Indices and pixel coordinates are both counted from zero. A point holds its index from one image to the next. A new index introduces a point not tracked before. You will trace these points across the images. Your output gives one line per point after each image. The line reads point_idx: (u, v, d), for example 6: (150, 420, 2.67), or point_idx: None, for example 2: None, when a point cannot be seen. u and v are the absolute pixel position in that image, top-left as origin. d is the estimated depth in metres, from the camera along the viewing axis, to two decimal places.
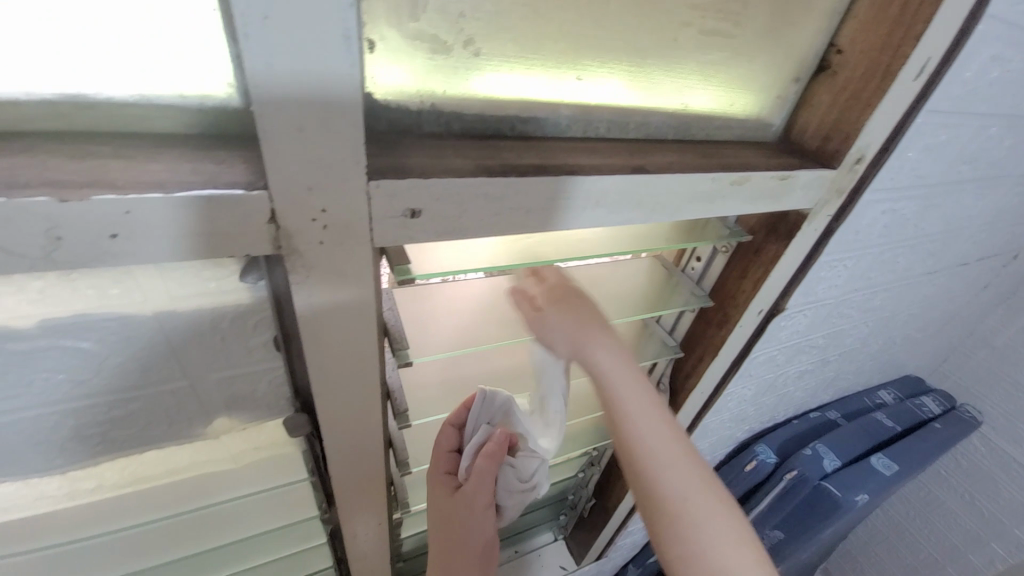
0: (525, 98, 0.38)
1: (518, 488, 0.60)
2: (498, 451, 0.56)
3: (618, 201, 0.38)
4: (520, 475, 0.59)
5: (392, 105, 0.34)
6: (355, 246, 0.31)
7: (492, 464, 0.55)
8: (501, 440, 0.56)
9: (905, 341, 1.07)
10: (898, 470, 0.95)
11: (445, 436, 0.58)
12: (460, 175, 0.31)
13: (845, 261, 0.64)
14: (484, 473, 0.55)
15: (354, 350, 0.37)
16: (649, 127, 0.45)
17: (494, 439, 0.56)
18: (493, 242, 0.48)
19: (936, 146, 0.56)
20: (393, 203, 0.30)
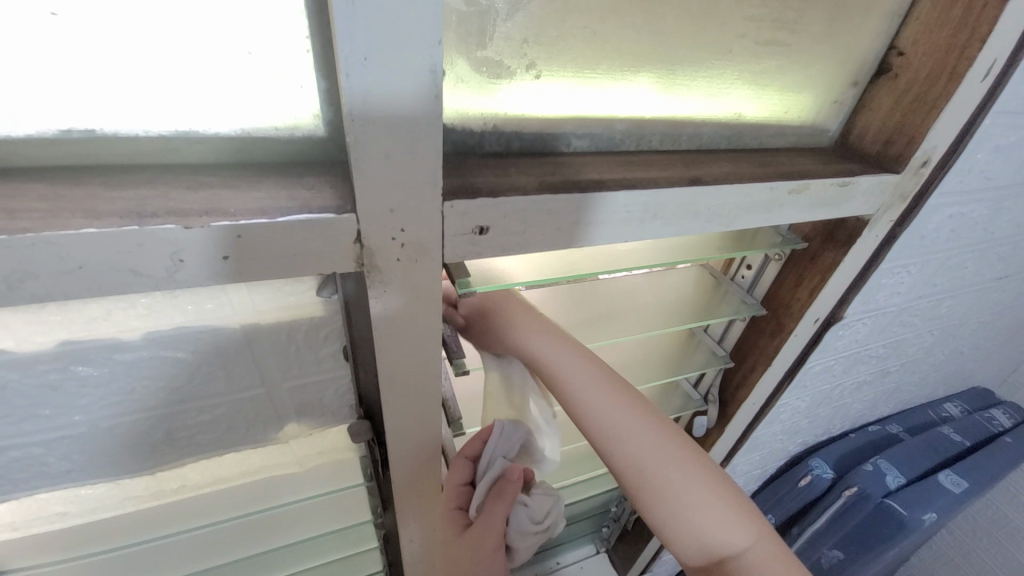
0: (582, 115, 0.39)
1: (533, 532, 0.54)
2: (509, 487, 0.53)
3: (675, 213, 0.39)
4: (533, 517, 0.55)
5: (458, 128, 0.36)
6: (427, 262, 0.33)
7: (502, 498, 0.52)
8: (515, 475, 0.53)
9: (974, 350, 1.01)
10: (969, 488, 0.89)
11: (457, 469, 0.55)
12: (525, 193, 0.33)
13: (907, 268, 0.62)
14: (496, 510, 0.52)
15: (421, 360, 0.39)
16: (701, 138, 0.45)
17: (506, 473, 0.53)
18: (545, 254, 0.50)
19: (1009, 146, 0.53)
20: (464, 221, 0.31)
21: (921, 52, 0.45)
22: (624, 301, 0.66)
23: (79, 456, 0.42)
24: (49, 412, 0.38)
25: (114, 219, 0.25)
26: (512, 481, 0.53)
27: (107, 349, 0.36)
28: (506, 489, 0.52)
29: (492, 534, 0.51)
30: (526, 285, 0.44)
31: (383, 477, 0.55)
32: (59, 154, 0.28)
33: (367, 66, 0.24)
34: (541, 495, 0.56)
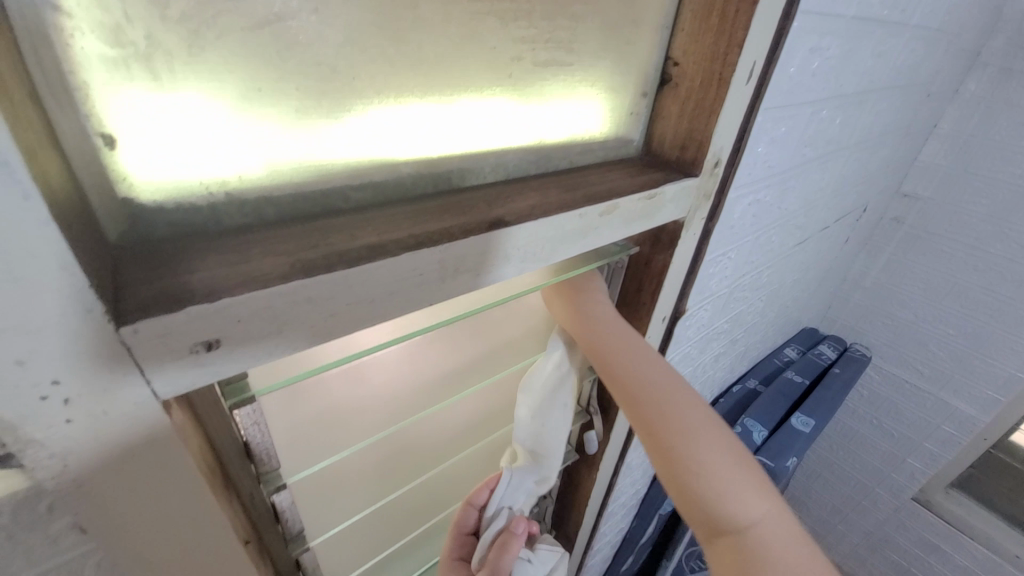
0: (352, 162, 0.32)
1: None
2: (511, 540, 0.54)
3: (483, 261, 0.34)
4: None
5: (170, 206, 0.27)
6: (132, 409, 0.23)
7: (504, 551, 0.53)
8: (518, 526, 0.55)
9: (796, 301, 1.16)
10: (815, 424, 1.02)
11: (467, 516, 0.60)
12: (265, 284, 0.25)
13: (728, 254, 0.67)
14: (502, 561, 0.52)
15: (183, 522, 0.28)
16: (507, 167, 0.42)
17: (511, 523, 0.55)
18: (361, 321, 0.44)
19: (781, 135, 0.59)
20: (172, 343, 0.22)
21: (691, 61, 0.46)
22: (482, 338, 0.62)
23: None
24: None
25: None
26: (515, 534, 0.54)
27: None
28: (508, 540, 0.53)
29: None
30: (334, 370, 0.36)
31: None
32: None
33: None
34: (547, 551, 0.58)
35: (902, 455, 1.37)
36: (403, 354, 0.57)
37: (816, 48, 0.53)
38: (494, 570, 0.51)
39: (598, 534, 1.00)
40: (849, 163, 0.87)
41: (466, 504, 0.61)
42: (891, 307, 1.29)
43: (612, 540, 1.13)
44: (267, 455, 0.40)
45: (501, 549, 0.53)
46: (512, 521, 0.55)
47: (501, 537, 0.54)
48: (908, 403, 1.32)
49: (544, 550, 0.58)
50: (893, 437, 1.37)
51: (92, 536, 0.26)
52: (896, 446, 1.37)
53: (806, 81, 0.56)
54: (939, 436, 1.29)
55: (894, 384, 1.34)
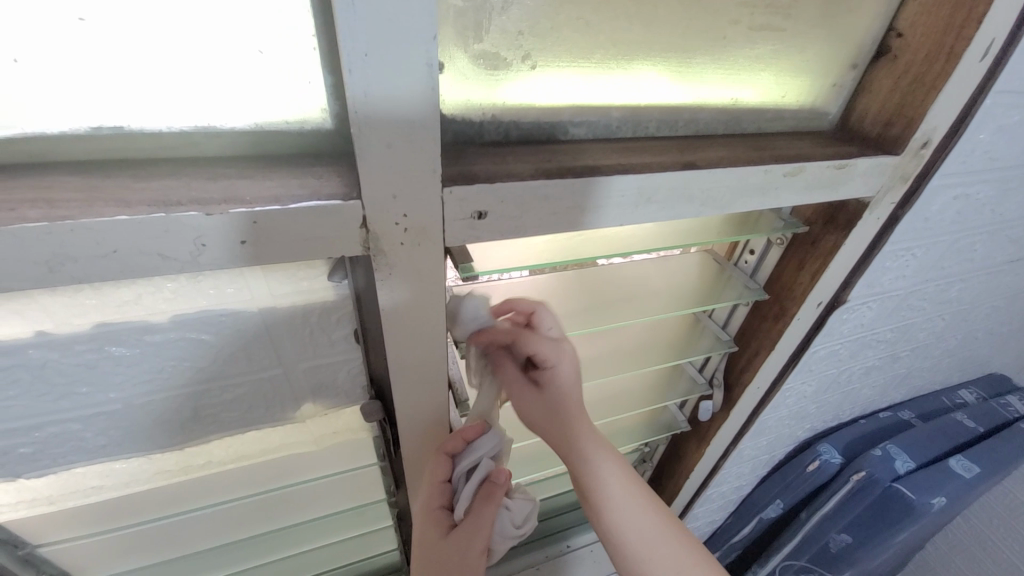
0: (575, 102, 0.41)
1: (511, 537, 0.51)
2: (498, 490, 0.50)
3: (670, 197, 0.40)
4: (515, 522, 0.51)
5: (458, 118, 0.37)
6: (430, 247, 0.34)
7: (490, 504, 0.49)
8: (503, 476, 0.50)
9: (989, 335, 0.99)
10: (980, 472, 0.89)
11: (441, 465, 0.50)
12: (522, 178, 0.34)
13: (912, 251, 0.62)
14: (486, 512, 0.49)
15: (427, 336, 0.41)
16: (698, 123, 0.46)
17: (495, 474, 0.50)
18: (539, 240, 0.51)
19: (1014, 125, 0.52)
20: (463, 205, 0.33)
21: (919, 32, 0.45)
22: (628, 287, 0.67)
23: (111, 431, 0.45)
24: (87, 388, 0.41)
25: (143, 207, 0.27)
26: (501, 483, 0.50)
27: (136, 330, 0.39)
28: (494, 492, 0.49)
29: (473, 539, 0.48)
30: (527, 269, 0.45)
31: (394, 455, 0.58)
32: (94, 149, 0.31)
33: (368, 61, 0.26)
34: (522, 500, 0.52)
35: None
36: (551, 282, 0.66)
37: None
38: (487, 521, 0.49)
39: (688, 514, 1.01)
40: None
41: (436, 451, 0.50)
42: None
43: (701, 528, 1.12)
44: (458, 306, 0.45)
45: (488, 499, 0.49)
46: (494, 472, 0.50)
47: (488, 488, 0.49)
48: None
49: (521, 498, 0.53)
50: None
51: (382, 329, 0.39)
52: None
53: None
54: None
55: None
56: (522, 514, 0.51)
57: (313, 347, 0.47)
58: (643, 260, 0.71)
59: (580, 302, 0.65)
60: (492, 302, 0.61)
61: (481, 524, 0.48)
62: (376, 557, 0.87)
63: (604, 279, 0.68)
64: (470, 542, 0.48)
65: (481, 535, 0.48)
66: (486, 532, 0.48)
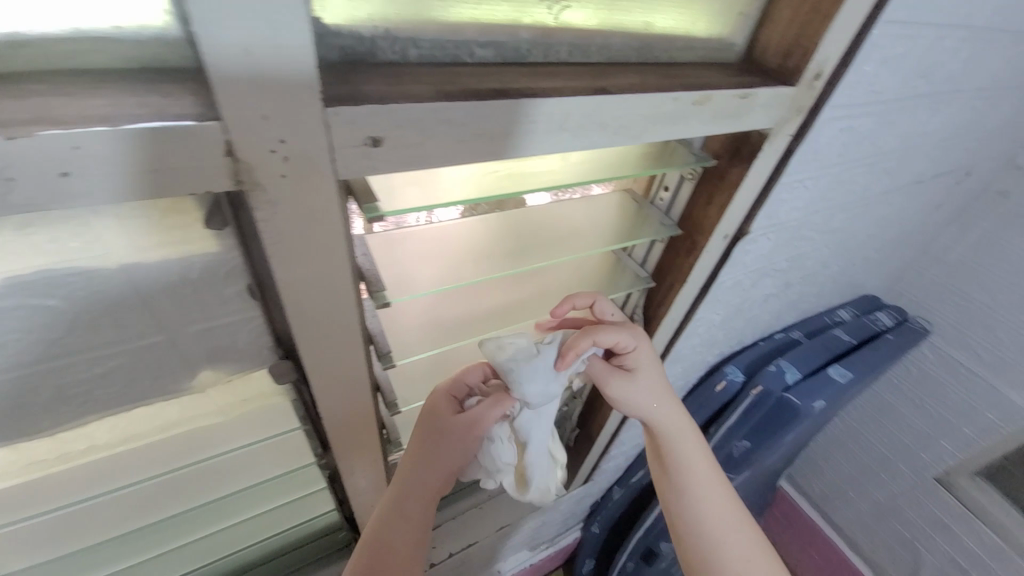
0: (481, 19, 0.37)
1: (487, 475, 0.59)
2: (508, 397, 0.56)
3: (582, 124, 0.38)
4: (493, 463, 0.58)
5: (343, 31, 0.32)
6: (319, 180, 0.30)
7: (498, 402, 0.56)
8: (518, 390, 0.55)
9: (864, 261, 1.13)
10: (852, 376, 1.03)
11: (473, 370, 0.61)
12: (420, 100, 0.31)
13: (805, 183, 0.66)
14: (490, 407, 0.56)
15: (327, 285, 0.37)
16: (611, 49, 0.44)
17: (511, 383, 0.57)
18: (459, 178, 0.48)
19: (894, 58, 0.56)
20: (352, 130, 0.29)
21: None
22: (552, 228, 0.67)
23: None
24: None
25: None
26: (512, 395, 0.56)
27: None
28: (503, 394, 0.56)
29: (476, 422, 0.56)
30: (441, 207, 0.43)
31: (314, 416, 0.55)
32: None
33: None
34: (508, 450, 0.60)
35: (936, 436, 1.36)
36: (476, 225, 0.64)
37: None
38: (485, 418, 0.56)
39: (616, 440, 1.09)
40: (963, 112, 0.81)
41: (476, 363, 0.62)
42: (966, 286, 1.23)
43: (627, 450, 1.23)
44: (493, 364, 0.56)
45: (495, 402, 0.56)
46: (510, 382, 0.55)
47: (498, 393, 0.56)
48: (957, 384, 1.29)
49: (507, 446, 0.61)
50: (933, 417, 1.36)
51: (277, 280, 0.35)
52: (932, 425, 1.37)
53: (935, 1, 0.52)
54: (979, 423, 1.27)
55: (949, 365, 1.30)
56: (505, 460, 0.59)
57: (203, 309, 0.41)
58: (569, 200, 0.71)
59: (502, 245, 0.64)
60: (415, 248, 0.60)
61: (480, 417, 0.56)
62: (314, 521, 0.85)
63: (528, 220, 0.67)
64: (472, 423, 0.56)
65: (479, 428, 0.56)
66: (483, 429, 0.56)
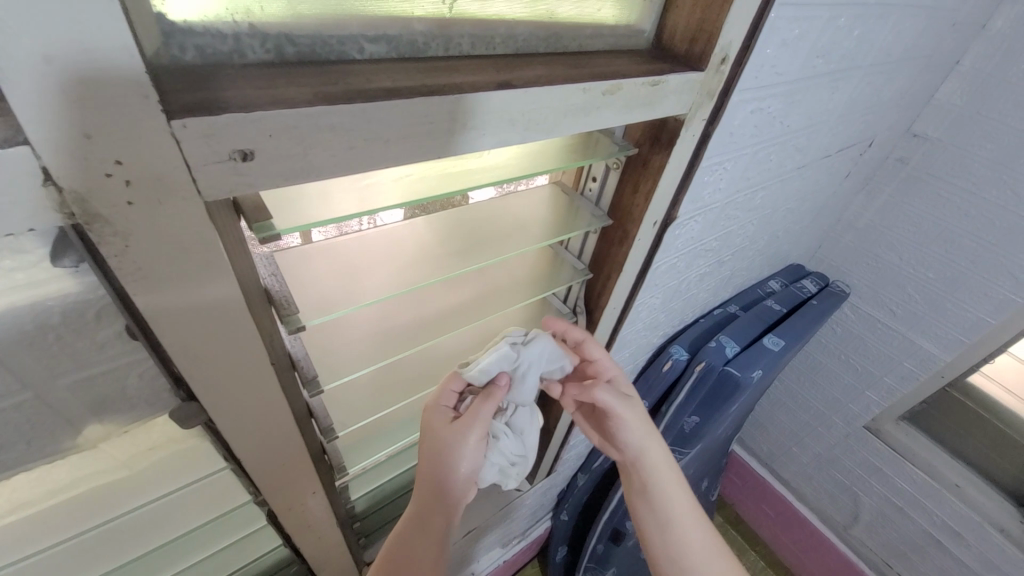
0: (366, 11, 0.34)
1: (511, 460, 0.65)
2: (498, 391, 0.58)
3: (487, 121, 0.36)
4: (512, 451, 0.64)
5: (196, 28, 0.28)
6: (181, 204, 0.26)
7: (489, 399, 0.58)
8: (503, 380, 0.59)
9: (787, 233, 1.20)
10: (784, 343, 1.09)
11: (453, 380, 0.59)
12: (294, 106, 0.27)
13: (724, 165, 0.68)
14: (484, 407, 0.58)
15: (217, 317, 0.33)
16: (516, 40, 0.43)
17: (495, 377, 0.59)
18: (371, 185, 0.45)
19: (793, 40, 0.58)
20: (211, 144, 0.25)
21: None
22: (482, 227, 0.65)
23: None
24: None
25: None
26: (500, 386, 0.58)
27: None
28: (493, 390, 0.58)
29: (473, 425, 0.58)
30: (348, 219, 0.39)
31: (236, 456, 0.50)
32: None
33: None
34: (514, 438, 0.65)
35: (863, 388, 1.47)
36: (404, 231, 0.62)
37: None
38: (481, 412, 0.57)
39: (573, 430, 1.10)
40: (860, 89, 0.86)
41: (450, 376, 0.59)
42: (876, 248, 1.34)
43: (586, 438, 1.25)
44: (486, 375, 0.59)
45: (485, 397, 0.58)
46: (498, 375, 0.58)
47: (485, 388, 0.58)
48: (876, 339, 1.40)
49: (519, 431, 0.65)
50: (858, 372, 1.47)
51: (149, 317, 0.30)
52: (859, 379, 1.47)
53: None
54: (899, 372, 1.38)
55: (867, 322, 1.41)
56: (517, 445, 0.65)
57: (74, 357, 0.36)
58: (503, 197, 0.70)
59: (431, 249, 0.61)
60: (336, 261, 0.56)
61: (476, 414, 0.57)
62: (262, 559, 0.79)
63: (458, 221, 0.65)
64: (469, 429, 0.57)
65: (477, 425, 0.57)
66: (480, 426, 0.57)
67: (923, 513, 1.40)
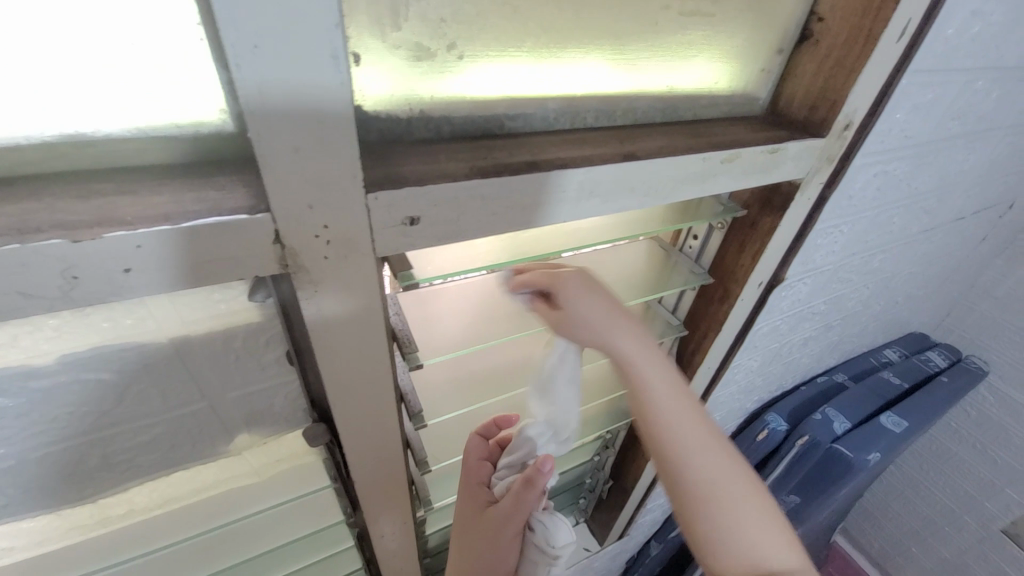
0: (511, 95, 0.39)
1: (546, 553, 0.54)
2: (539, 479, 0.51)
3: (611, 189, 0.39)
4: (549, 538, 0.53)
5: (382, 114, 0.34)
6: (359, 258, 0.31)
7: (528, 489, 0.52)
8: (545, 466, 0.51)
9: (908, 298, 1.08)
10: (907, 426, 0.96)
11: (476, 445, 0.61)
12: (455, 180, 0.32)
13: (840, 228, 0.65)
14: (524, 496, 0.52)
15: (363, 354, 0.37)
16: (636, 112, 0.45)
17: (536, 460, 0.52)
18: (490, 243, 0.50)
19: (925, 104, 0.55)
20: (391, 212, 0.30)
21: (839, 16, 0.46)
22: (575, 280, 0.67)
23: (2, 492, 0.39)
24: None
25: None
26: (541, 472, 0.51)
27: (18, 376, 0.34)
28: (533, 478, 0.51)
29: (510, 516, 0.54)
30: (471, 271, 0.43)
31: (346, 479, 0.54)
32: None
33: (259, 54, 0.22)
34: (554, 518, 0.54)
35: (1000, 484, 1.24)
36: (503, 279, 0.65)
37: (985, 8, 0.49)
38: (521, 502, 0.52)
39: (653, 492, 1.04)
40: (1001, 148, 0.79)
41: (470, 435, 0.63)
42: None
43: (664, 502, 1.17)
44: None
45: (526, 486, 0.52)
46: (539, 461, 0.51)
47: (526, 475, 0.52)
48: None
49: (556, 515, 0.55)
50: (999, 465, 1.24)
51: (316, 353, 0.35)
52: (997, 475, 1.24)
53: (964, 46, 0.52)
54: None
55: (1013, 407, 1.20)
56: (556, 531, 0.54)
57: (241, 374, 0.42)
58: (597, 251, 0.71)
59: None
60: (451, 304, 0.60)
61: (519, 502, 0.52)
62: None
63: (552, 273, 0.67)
64: (508, 516, 0.54)
65: (518, 513, 0.53)
66: (519, 517, 0.53)
67: None
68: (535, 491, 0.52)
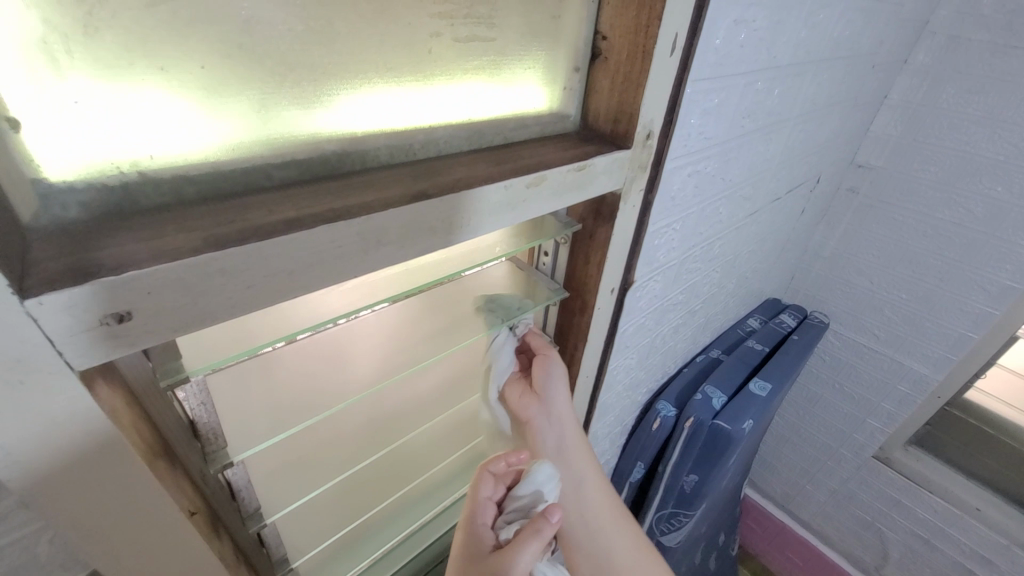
0: (268, 143, 0.33)
1: None
2: (543, 529, 0.52)
3: (404, 233, 0.35)
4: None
5: (83, 187, 0.27)
6: (48, 378, 0.24)
7: (533, 535, 0.51)
8: (552, 514, 0.53)
9: (756, 271, 1.21)
10: (772, 387, 1.06)
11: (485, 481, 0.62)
12: (175, 256, 0.25)
13: (673, 225, 0.69)
14: (525, 544, 0.51)
15: (119, 486, 0.30)
16: (437, 143, 0.43)
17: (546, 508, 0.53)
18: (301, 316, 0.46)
19: (715, 108, 0.60)
20: (79, 314, 0.23)
21: (617, 35, 0.48)
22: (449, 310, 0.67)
23: None
24: None
25: None
26: (547, 521, 0.52)
27: None
28: (539, 526, 0.52)
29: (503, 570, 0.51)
30: (259, 351, 0.37)
31: None
32: None
33: None
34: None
35: (863, 416, 1.43)
36: (372, 321, 0.62)
37: (743, 19, 0.54)
38: (522, 547, 0.51)
39: None
40: (795, 135, 0.90)
41: (480, 471, 0.64)
42: (847, 275, 1.35)
43: None
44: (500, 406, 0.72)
45: (530, 533, 0.51)
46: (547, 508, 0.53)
47: (533, 521, 0.52)
48: (866, 365, 1.38)
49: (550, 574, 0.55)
50: (856, 400, 1.43)
51: (39, 510, 0.28)
52: (857, 407, 1.43)
53: (735, 53, 0.57)
54: (896, 395, 1.35)
55: (854, 348, 1.39)
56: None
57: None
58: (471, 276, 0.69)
59: (397, 341, 0.63)
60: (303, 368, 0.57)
61: (519, 545, 0.51)
62: None
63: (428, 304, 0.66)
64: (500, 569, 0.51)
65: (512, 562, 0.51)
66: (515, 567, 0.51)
67: (952, 543, 1.33)
68: (536, 541, 0.51)
